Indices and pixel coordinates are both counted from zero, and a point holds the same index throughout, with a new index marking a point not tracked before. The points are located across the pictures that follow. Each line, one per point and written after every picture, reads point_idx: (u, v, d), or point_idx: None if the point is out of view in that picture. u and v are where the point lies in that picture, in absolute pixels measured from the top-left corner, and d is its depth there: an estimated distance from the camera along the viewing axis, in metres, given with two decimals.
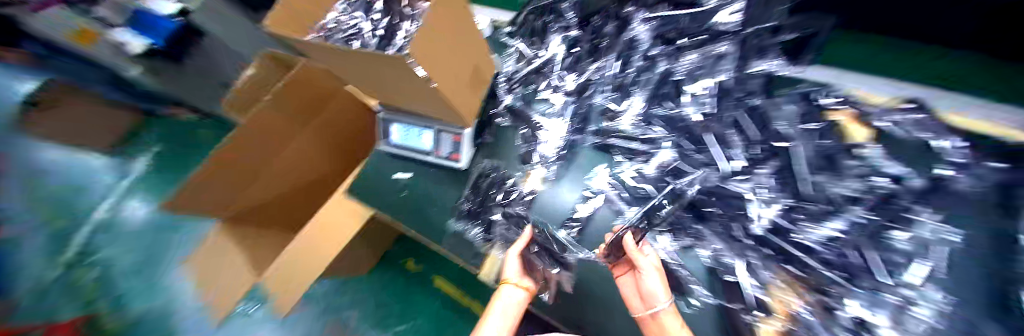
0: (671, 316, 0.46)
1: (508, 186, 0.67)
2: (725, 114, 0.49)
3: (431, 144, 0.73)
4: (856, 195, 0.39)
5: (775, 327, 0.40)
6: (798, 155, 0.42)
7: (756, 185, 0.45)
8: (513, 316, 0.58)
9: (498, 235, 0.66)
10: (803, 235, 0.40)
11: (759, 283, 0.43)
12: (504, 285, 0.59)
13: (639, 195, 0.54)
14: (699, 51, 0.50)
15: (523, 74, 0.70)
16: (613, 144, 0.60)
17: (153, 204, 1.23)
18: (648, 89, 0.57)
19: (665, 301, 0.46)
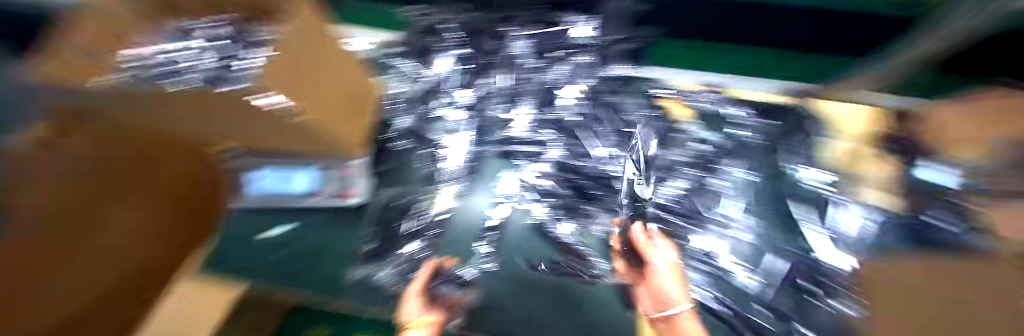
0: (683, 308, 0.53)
1: (416, 212, 0.58)
2: (597, 110, 0.58)
3: (312, 186, 0.62)
4: (687, 160, 0.58)
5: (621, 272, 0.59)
6: (641, 135, 0.58)
7: (622, 166, 0.58)
8: None
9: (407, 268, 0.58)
10: (652, 194, 0.59)
11: (628, 241, 0.58)
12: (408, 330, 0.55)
13: (542, 190, 0.61)
14: (568, 61, 0.54)
15: (415, 92, 0.60)
16: (513, 150, 0.60)
17: None
18: (535, 97, 0.56)
19: (682, 297, 0.53)
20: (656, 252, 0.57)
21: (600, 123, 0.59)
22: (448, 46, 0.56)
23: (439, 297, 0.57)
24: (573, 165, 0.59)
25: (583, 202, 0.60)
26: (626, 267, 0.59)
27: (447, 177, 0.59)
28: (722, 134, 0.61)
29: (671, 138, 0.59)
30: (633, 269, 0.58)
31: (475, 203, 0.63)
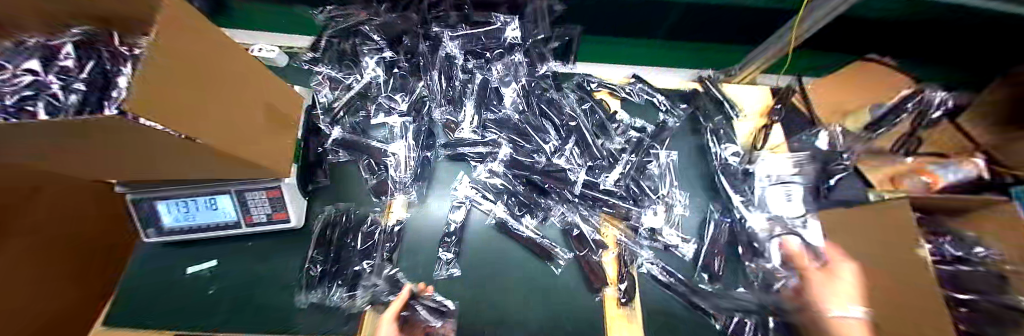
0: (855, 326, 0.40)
1: (366, 227, 0.54)
2: (535, 106, 0.61)
3: (231, 211, 0.47)
4: (625, 147, 0.61)
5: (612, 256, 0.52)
6: (584, 128, 0.60)
7: (568, 158, 0.59)
8: None
9: (368, 288, 0.49)
10: (602, 182, 0.58)
11: (593, 228, 0.55)
12: None
13: (498, 189, 0.58)
14: (501, 62, 0.64)
15: (346, 100, 0.62)
16: (464, 151, 0.60)
17: None
18: (473, 97, 0.62)
19: (856, 307, 0.41)
20: (824, 278, 0.45)
21: (542, 117, 0.61)
22: (375, 49, 0.64)
23: (416, 324, 0.46)
24: (523, 161, 0.59)
25: (539, 196, 0.57)
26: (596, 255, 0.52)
27: (393, 188, 0.57)
28: (654, 123, 0.66)
29: (606, 127, 0.62)
30: (600, 256, 0.52)
31: (427, 209, 0.56)
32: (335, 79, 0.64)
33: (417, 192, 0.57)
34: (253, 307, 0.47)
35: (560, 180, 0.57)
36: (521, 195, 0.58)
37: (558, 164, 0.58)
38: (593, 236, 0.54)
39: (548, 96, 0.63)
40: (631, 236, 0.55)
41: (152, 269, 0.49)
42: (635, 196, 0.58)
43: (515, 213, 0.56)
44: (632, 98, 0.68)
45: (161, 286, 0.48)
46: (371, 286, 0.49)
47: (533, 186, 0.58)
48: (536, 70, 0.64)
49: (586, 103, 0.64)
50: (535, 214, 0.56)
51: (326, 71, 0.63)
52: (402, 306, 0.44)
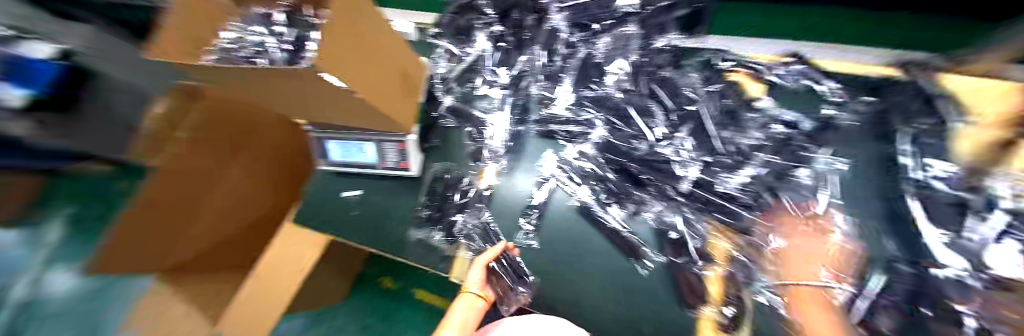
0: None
1: (463, 186, 0.61)
2: (642, 87, 0.53)
3: (375, 155, 0.63)
4: (760, 143, 0.46)
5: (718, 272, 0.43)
6: (704, 114, 0.49)
7: (677, 148, 0.47)
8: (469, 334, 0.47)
9: (463, 234, 0.58)
10: (723, 184, 0.45)
11: (697, 236, 0.45)
12: (463, 292, 0.49)
13: (586, 172, 0.53)
14: (610, 35, 0.55)
15: (457, 73, 0.66)
16: (555, 129, 0.57)
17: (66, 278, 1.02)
18: (572, 74, 0.58)
19: None
20: None
21: (648, 99, 0.53)
22: (486, 23, 0.63)
23: (500, 277, 0.51)
24: (617, 146, 0.52)
25: (633, 187, 0.50)
26: (700, 265, 0.44)
27: (486, 155, 0.61)
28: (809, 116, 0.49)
29: (742, 117, 0.49)
30: (703, 268, 0.43)
31: (510, 184, 0.58)
32: (451, 53, 0.69)
33: (506, 162, 0.60)
34: (391, 219, 0.64)
35: (663, 172, 0.48)
36: (612, 184, 0.51)
37: (663, 156, 0.48)
38: (696, 244, 0.45)
39: (662, 75, 0.54)
40: (750, 253, 0.43)
41: (327, 188, 0.70)
42: (766, 205, 0.44)
43: (601, 202, 0.51)
44: (784, 82, 0.53)
45: (330, 206, 0.68)
46: (465, 234, 0.57)
47: (625, 174, 0.51)
48: (651, 43, 0.54)
49: (711, 87, 0.52)
50: (624, 205, 0.50)
51: (446, 45, 0.69)
52: (493, 258, 0.51)
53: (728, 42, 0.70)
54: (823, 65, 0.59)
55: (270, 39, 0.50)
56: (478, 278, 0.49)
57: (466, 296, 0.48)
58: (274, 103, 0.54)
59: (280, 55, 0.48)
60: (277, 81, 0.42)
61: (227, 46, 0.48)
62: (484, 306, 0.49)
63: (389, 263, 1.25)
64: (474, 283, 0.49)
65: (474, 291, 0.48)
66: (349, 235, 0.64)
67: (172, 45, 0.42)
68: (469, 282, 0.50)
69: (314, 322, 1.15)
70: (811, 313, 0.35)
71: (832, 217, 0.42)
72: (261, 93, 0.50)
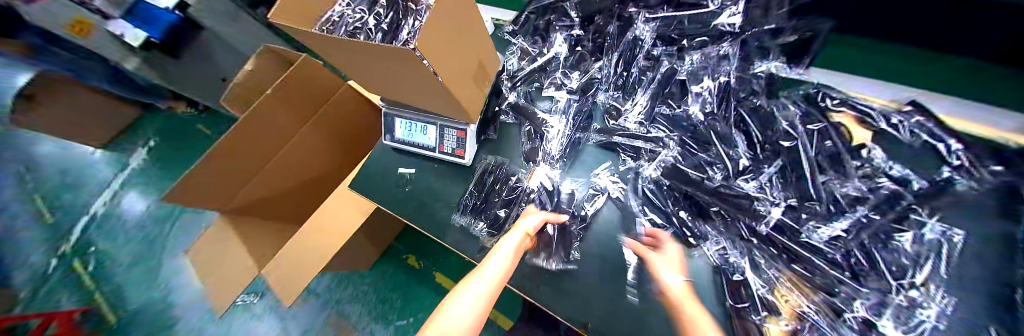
0: (688, 296, 0.38)
1: (512, 182, 0.61)
2: (728, 113, 0.50)
3: (434, 139, 0.66)
4: (860, 195, 0.42)
5: (781, 327, 0.37)
6: (804, 155, 0.43)
7: (761, 184, 0.45)
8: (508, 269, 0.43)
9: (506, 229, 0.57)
10: (808, 236, 0.41)
11: (764, 282, 0.40)
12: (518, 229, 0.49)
13: (649, 193, 0.50)
14: (701, 52, 0.54)
15: (526, 71, 0.67)
16: (619, 143, 0.55)
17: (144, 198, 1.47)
18: (651, 88, 0.57)
19: None
20: None
21: (732, 127, 0.49)
22: (567, 27, 0.67)
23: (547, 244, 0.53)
24: (684, 168, 0.49)
25: (699, 220, 0.46)
26: (760, 315, 0.38)
27: (542, 157, 0.60)
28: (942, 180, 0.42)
29: (842, 164, 0.43)
30: (762, 320, 0.38)
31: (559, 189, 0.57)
32: (525, 51, 0.70)
33: (560, 166, 0.58)
34: (440, 202, 0.65)
35: (742, 208, 0.44)
36: (675, 211, 0.48)
37: (741, 191, 0.45)
38: (761, 292, 0.40)
39: (753, 103, 0.50)
40: (829, 317, 0.36)
41: (384, 161, 0.74)
42: (861, 266, 0.38)
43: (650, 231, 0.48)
44: (896, 132, 0.44)
45: (382, 179, 0.72)
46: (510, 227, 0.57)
47: (689, 204, 0.48)
48: (749, 66, 0.53)
49: (813, 125, 0.46)
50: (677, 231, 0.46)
51: (522, 43, 0.71)
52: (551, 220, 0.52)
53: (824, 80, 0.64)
54: (955, 124, 0.50)
55: (369, 18, 0.54)
56: (535, 224, 0.50)
57: (520, 232, 0.48)
58: (355, 76, 0.57)
59: (376, 35, 0.52)
60: (369, 56, 0.44)
61: (332, 19, 0.53)
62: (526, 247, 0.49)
63: (415, 243, 1.29)
64: (530, 225, 0.49)
65: (530, 231, 0.48)
66: (396, 209, 0.67)
67: (286, 13, 0.46)
68: (524, 223, 0.50)
69: (342, 282, 1.23)
70: (664, 273, 0.41)
71: (930, 291, 0.35)
72: (350, 68, 0.54)
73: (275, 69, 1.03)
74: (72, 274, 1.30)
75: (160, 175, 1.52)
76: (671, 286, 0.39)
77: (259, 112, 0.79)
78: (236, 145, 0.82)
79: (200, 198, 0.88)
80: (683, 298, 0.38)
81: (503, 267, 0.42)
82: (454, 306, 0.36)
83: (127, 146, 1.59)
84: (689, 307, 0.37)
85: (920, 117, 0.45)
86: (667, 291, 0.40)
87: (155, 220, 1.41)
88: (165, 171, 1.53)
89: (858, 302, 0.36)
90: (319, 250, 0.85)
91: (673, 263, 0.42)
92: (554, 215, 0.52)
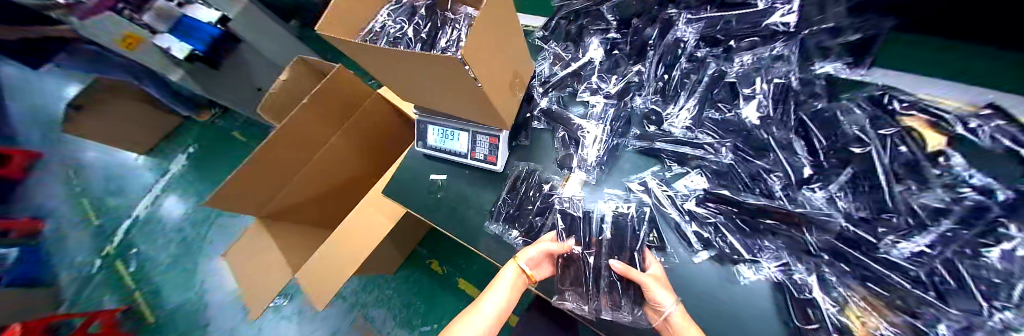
0: (687, 325, 0.39)
1: (546, 190, 0.60)
2: (789, 117, 0.47)
3: (466, 145, 0.66)
4: (941, 206, 0.38)
5: None
6: (876, 162, 0.39)
7: (829, 195, 0.42)
8: (502, 306, 0.50)
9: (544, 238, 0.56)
10: (888, 251, 0.37)
11: (832, 301, 0.38)
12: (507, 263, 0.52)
13: (709, 207, 0.47)
14: (751, 53, 0.52)
15: (560, 77, 0.66)
16: (662, 148, 0.53)
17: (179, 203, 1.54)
18: (698, 93, 0.54)
19: None
20: None
21: (789, 131, 0.46)
22: (602, 31, 0.66)
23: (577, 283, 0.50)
24: (740, 176, 0.46)
25: (753, 234, 0.44)
26: None
27: (574, 164, 0.58)
28: None
29: (923, 173, 0.39)
30: None
31: (589, 204, 0.53)
32: (558, 56, 0.69)
33: (595, 174, 0.56)
34: (472, 209, 0.65)
35: (820, 227, 0.39)
36: (726, 225, 0.45)
37: (809, 199, 0.41)
38: (832, 311, 0.37)
39: (812, 107, 0.47)
40: None
41: (416, 167, 0.75)
42: (947, 285, 0.35)
43: (694, 245, 0.46)
44: (975, 138, 0.40)
45: (413, 185, 0.73)
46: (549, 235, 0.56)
47: (739, 217, 0.45)
48: (808, 67, 0.51)
49: (886, 129, 0.43)
50: (720, 252, 0.44)
51: (555, 49, 0.70)
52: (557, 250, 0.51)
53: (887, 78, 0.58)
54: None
55: (409, 28, 0.55)
56: (530, 256, 0.50)
57: (515, 266, 0.51)
58: (394, 83, 0.57)
59: (415, 45, 0.53)
60: (415, 67, 0.45)
61: (373, 29, 0.54)
62: (524, 281, 0.52)
63: (439, 247, 1.30)
64: (528, 259, 0.50)
65: (524, 267, 0.50)
66: (429, 216, 0.67)
67: (333, 22, 0.47)
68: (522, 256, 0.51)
69: (368, 286, 1.25)
70: (661, 298, 0.40)
71: None
72: (388, 77, 0.55)
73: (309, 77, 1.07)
74: (116, 274, 1.38)
75: (194, 180, 1.59)
76: (671, 313, 0.39)
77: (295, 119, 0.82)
78: (273, 152, 0.85)
79: (241, 202, 0.92)
80: (682, 325, 0.39)
81: (499, 303, 0.50)
82: (476, 317, 0.49)
83: (168, 152, 1.68)
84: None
85: (1001, 120, 0.41)
86: (668, 319, 0.40)
87: (192, 223, 1.47)
88: (199, 177, 1.60)
89: (941, 325, 0.33)
90: (357, 249, 0.86)
91: (664, 284, 0.42)
92: (557, 247, 0.50)
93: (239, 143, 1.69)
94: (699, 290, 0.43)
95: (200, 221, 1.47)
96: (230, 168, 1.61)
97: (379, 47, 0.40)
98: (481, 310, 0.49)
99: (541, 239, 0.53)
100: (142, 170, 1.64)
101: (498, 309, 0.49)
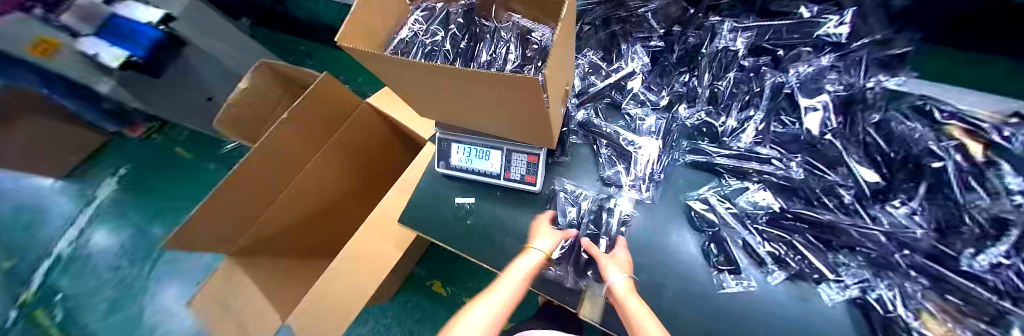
0: (631, 296, 0.41)
1: (597, 210, 0.55)
2: (857, 127, 0.48)
3: (499, 165, 0.59)
4: None
5: None
6: (946, 170, 0.39)
7: (911, 211, 0.41)
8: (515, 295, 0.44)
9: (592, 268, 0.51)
10: (968, 263, 0.36)
11: (909, 310, 0.37)
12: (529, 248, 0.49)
13: (785, 224, 0.46)
14: (805, 63, 0.53)
15: (599, 87, 0.62)
16: (722, 164, 0.51)
17: (107, 237, 1.26)
18: (764, 104, 0.53)
19: None
20: None
21: (858, 145, 0.47)
22: (643, 40, 0.64)
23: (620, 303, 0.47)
24: (814, 192, 0.46)
25: (827, 250, 0.44)
26: None
27: (623, 180, 0.55)
28: None
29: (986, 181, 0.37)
30: None
31: (669, 225, 0.51)
32: (594, 65, 0.65)
33: (648, 192, 0.53)
34: (508, 235, 0.58)
35: (913, 247, 0.40)
36: (802, 244, 0.44)
37: (893, 218, 0.42)
38: (913, 324, 0.36)
39: (870, 118, 0.49)
40: None
41: (435, 190, 0.67)
42: None
43: (766, 264, 0.44)
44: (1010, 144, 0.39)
45: (435, 211, 0.65)
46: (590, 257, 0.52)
47: (815, 232, 0.44)
48: (874, 77, 0.51)
49: (945, 141, 0.42)
50: (798, 271, 0.43)
51: (591, 57, 0.66)
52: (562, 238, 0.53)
53: (932, 89, 0.57)
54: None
55: (450, 39, 0.50)
56: (552, 246, 0.50)
57: (537, 252, 0.48)
58: (423, 100, 0.49)
59: (462, 60, 0.49)
60: (459, 85, 0.36)
61: (404, 40, 0.48)
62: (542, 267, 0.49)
63: (440, 267, 1.20)
64: (546, 247, 0.49)
65: (547, 252, 0.48)
66: (461, 247, 0.59)
67: (352, 33, 0.39)
68: (539, 244, 0.50)
69: (362, 316, 1.13)
70: (611, 272, 0.44)
71: None
72: (421, 95, 0.47)
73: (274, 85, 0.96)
74: (35, 327, 1.12)
75: (128, 208, 1.32)
76: (615, 284, 0.42)
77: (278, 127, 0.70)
78: (249, 170, 0.71)
79: (205, 236, 0.74)
80: (626, 296, 0.41)
81: (513, 286, 0.44)
82: (471, 316, 0.42)
83: (92, 175, 1.39)
84: (633, 305, 0.39)
85: None
86: (612, 291, 0.42)
87: (130, 259, 1.22)
88: (135, 203, 1.33)
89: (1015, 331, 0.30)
90: (366, 275, 0.76)
91: (621, 264, 0.45)
92: (564, 233, 0.53)
93: (184, 161, 1.43)
94: (730, 307, 0.42)
95: (141, 257, 1.22)
96: (176, 191, 1.36)
97: (414, 63, 0.30)
98: (472, 314, 0.42)
99: (546, 230, 0.54)
100: (59, 198, 1.34)
101: (507, 296, 0.44)
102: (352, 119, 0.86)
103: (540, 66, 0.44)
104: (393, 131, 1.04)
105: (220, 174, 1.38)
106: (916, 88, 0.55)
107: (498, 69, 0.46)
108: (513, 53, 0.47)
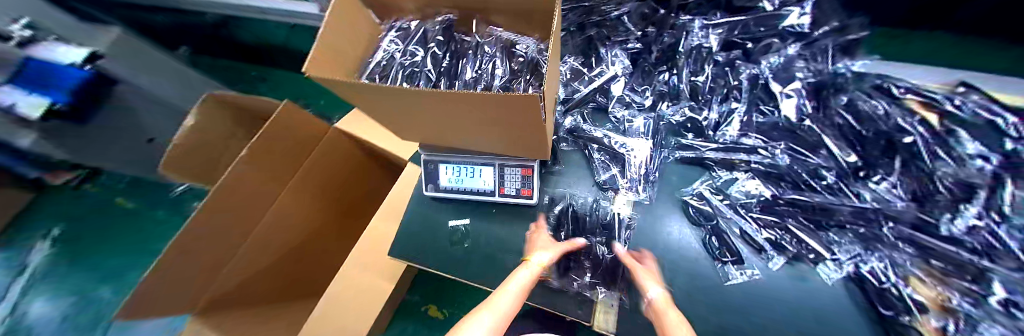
0: (671, 308, 0.38)
1: (599, 214, 0.55)
2: (830, 108, 0.51)
3: (492, 182, 0.57)
4: None
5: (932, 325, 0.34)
6: (916, 143, 0.42)
7: (891, 185, 0.43)
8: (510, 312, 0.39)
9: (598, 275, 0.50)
10: (947, 228, 0.38)
11: (899, 277, 0.39)
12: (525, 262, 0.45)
13: (779, 210, 0.47)
14: (774, 54, 0.56)
15: (584, 93, 0.62)
16: (711, 157, 0.53)
17: (44, 310, 1.10)
18: (745, 94, 0.56)
19: None
20: None
21: (833, 127, 0.49)
22: (621, 44, 0.65)
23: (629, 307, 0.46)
24: (801, 176, 0.48)
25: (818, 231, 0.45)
26: (910, 316, 0.36)
27: (619, 183, 0.55)
28: None
29: (953, 151, 0.40)
30: (914, 320, 0.35)
31: (669, 223, 0.51)
32: (576, 71, 0.66)
33: (645, 192, 0.53)
34: (508, 254, 0.56)
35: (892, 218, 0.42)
36: (797, 227, 0.45)
37: (873, 194, 0.43)
38: (907, 292, 0.37)
39: (839, 101, 0.51)
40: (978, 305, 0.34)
41: (426, 214, 0.64)
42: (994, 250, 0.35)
43: (765, 251, 0.45)
44: (960, 113, 0.42)
45: (427, 236, 0.61)
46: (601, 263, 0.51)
47: (806, 214, 0.46)
48: (834, 62, 0.54)
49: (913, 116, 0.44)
50: (797, 254, 0.43)
51: (572, 63, 0.66)
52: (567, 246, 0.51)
53: (883, 69, 0.62)
54: (1001, 97, 0.48)
55: (428, 59, 0.47)
56: (550, 257, 0.46)
57: (532, 266, 0.44)
58: (401, 123, 0.45)
59: (442, 80, 0.46)
60: (441, 105, 0.33)
61: (382, 65, 0.46)
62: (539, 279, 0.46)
63: (435, 290, 1.15)
64: (545, 258, 0.46)
65: (544, 264, 0.45)
66: (460, 273, 0.56)
67: (321, 59, 0.36)
68: (536, 257, 0.46)
69: None
70: (644, 281, 0.42)
71: None
72: (399, 119, 0.44)
73: (221, 118, 0.87)
74: None
75: (69, 272, 1.16)
76: (653, 295, 0.40)
77: (245, 163, 0.64)
78: (213, 214, 0.64)
79: (162, 295, 0.65)
80: (665, 307, 0.38)
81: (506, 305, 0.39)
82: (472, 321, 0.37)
83: (23, 240, 1.22)
84: (672, 317, 0.37)
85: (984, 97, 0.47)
86: (651, 303, 0.40)
87: (73, 331, 1.06)
88: (77, 265, 1.17)
89: (997, 285, 0.33)
90: (357, 308, 0.71)
91: (653, 274, 0.43)
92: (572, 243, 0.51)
93: (135, 211, 1.29)
94: (739, 299, 0.42)
95: (88, 326, 1.07)
96: (126, 246, 1.21)
97: (400, 87, 0.27)
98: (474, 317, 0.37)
99: (543, 244, 0.50)
100: None
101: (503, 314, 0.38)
102: (320, 147, 0.80)
103: (528, 80, 0.43)
104: (366, 154, 0.99)
105: (178, 222, 1.25)
106: (871, 68, 0.59)
107: (485, 87, 0.45)
108: (499, 67, 0.45)
